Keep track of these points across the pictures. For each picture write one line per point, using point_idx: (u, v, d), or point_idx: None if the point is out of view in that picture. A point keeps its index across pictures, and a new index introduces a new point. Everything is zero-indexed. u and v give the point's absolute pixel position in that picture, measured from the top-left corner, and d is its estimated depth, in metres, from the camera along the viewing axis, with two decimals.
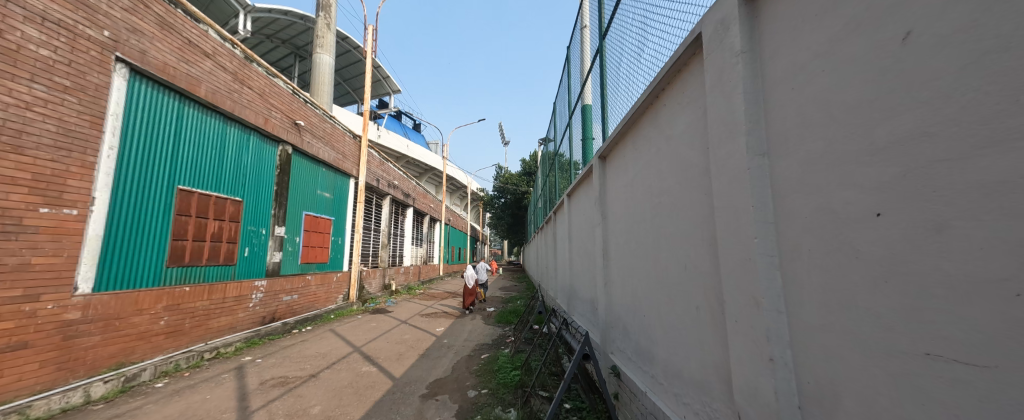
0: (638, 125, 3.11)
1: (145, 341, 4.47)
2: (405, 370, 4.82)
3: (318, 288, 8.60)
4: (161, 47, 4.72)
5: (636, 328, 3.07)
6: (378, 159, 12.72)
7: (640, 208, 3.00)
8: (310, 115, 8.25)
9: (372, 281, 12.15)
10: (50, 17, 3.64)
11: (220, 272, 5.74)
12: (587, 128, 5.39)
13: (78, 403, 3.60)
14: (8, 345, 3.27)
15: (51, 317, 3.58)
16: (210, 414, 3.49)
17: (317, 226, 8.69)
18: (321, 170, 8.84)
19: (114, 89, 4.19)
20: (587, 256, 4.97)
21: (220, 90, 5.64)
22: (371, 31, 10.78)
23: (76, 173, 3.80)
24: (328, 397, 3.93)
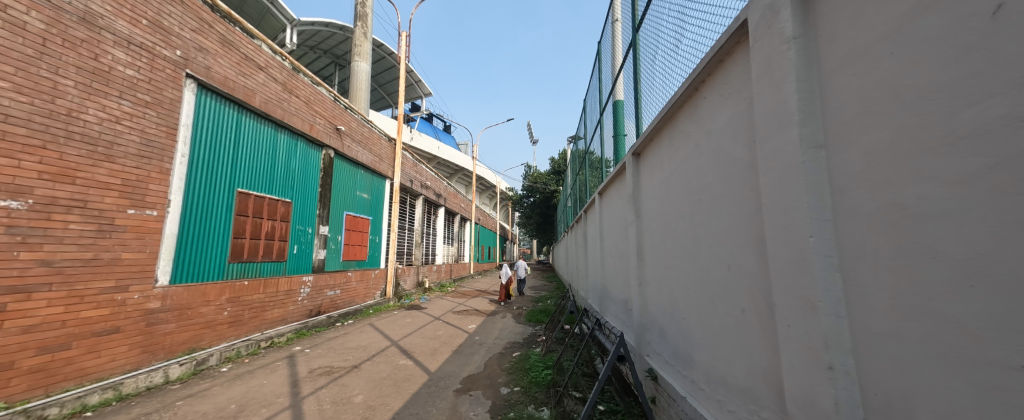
0: (675, 119, 2.98)
1: (211, 329, 4.96)
2: (440, 365, 4.96)
3: (358, 283, 9.08)
4: (222, 62, 5.20)
5: (674, 330, 2.95)
6: (411, 160, 13.17)
7: (678, 206, 2.89)
8: (350, 120, 8.73)
9: (406, 278, 12.64)
10: (135, 41, 4.11)
11: (272, 268, 6.22)
12: (619, 124, 5.24)
13: (160, 383, 4.08)
14: (105, 329, 3.77)
15: (136, 306, 4.06)
16: (268, 398, 3.80)
17: (356, 225, 9.16)
18: (359, 172, 9.32)
19: (185, 102, 4.69)
20: (619, 255, 4.86)
21: (271, 100, 6.12)
22: (404, 37, 11.20)
23: (156, 178, 4.28)
24: (369, 387, 4.14)
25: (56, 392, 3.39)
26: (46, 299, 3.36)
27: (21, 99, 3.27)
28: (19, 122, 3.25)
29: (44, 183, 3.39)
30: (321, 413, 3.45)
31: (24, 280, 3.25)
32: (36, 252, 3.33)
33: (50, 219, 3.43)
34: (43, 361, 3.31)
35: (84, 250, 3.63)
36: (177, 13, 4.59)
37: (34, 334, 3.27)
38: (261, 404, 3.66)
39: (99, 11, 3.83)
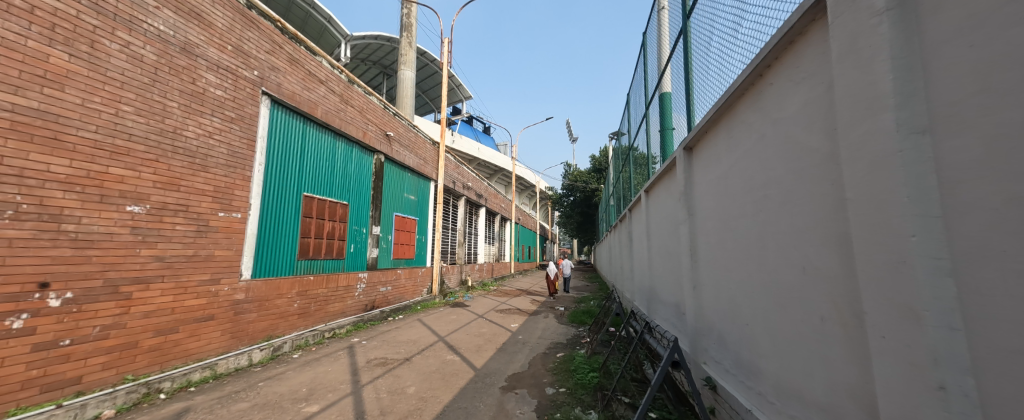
0: (735, 109, 2.76)
1: (285, 319, 5.54)
2: (485, 362, 5.07)
3: (407, 281, 9.58)
4: (291, 79, 5.78)
5: (735, 337, 2.74)
6: (453, 163, 13.63)
7: (738, 203, 2.67)
8: (398, 126, 9.24)
9: (450, 276, 13.10)
10: (223, 65, 4.70)
11: (332, 265, 6.77)
12: (667, 118, 4.97)
13: (246, 365, 4.68)
14: (203, 316, 4.36)
15: (226, 296, 4.66)
16: (332, 384, 4.15)
17: (404, 225, 9.67)
18: (407, 174, 9.83)
19: (261, 117, 5.28)
20: (669, 255, 4.62)
21: (331, 110, 6.68)
22: (446, 44, 11.62)
23: (239, 185, 4.87)
24: (420, 380, 4.35)
25: (169, 368, 3.97)
26: (160, 289, 3.91)
27: (141, 120, 3.78)
28: (139, 140, 3.75)
29: (157, 190, 3.91)
30: (379, 401, 3.69)
31: (144, 272, 3.77)
32: (153, 249, 3.85)
33: (162, 222, 3.95)
34: (159, 342, 3.90)
35: (187, 247, 4.20)
36: (253, 38, 5.17)
37: (151, 319, 3.83)
38: (327, 389, 3.99)
39: (195, 41, 4.39)
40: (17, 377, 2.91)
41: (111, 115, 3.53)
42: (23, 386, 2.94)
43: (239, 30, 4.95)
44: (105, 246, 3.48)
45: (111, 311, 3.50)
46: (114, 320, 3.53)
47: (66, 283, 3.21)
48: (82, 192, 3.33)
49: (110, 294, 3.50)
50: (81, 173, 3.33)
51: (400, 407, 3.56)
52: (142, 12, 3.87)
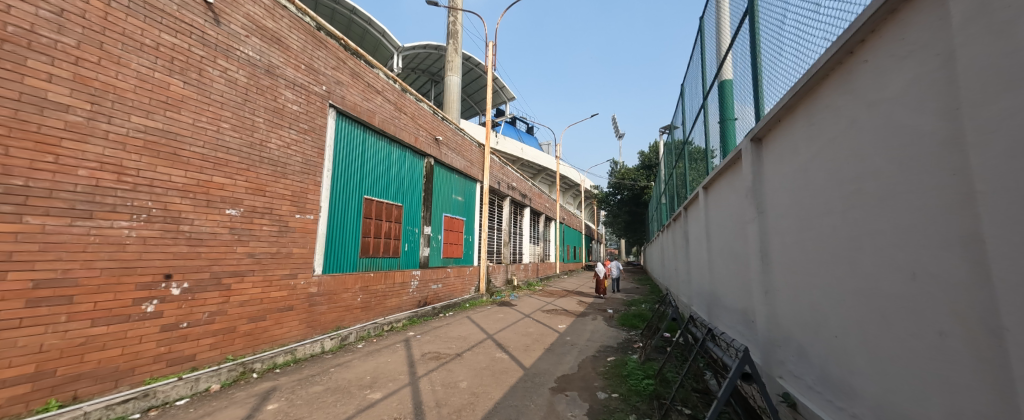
0: (818, 92, 2.43)
1: (350, 312, 6.05)
2: (534, 362, 5.07)
3: (456, 278, 9.94)
4: (352, 91, 6.31)
5: (820, 351, 2.43)
6: (498, 163, 13.87)
7: (822, 199, 2.35)
8: (446, 130, 9.64)
9: (496, 275, 13.32)
10: (298, 82, 5.26)
11: (389, 263, 7.25)
12: (728, 108, 4.57)
13: (320, 351, 5.20)
14: (284, 307, 4.91)
15: (302, 289, 5.20)
16: (392, 374, 4.44)
17: (453, 225, 10.04)
18: (455, 176, 10.21)
19: (328, 127, 5.83)
20: (734, 257, 4.24)
21: (387, 118, 7.17)
22: (491, 47, 11.86)
23: (312, 189, 5.41)
24: (471, 375, 4.48)
25: (259, 351, 4.54)
26: (252, 282, 4.48)
27: (235, 135, 4.35)
28: (234, 152, 4.32)
29: (248, 196, 4.48)
30: (435, 393, 3.85)
31: (239, 267, 4.35)
32: (246, 247, 4.42)
33: (253, 223, 4.52)
34: (251, 328, 4.47)
35: (272, 245, 4.76)
36: (322, 56, 5.72)
37: (245, 307, 4.41)
38: (389, 378, 4.27)
39: (277, 63, 4.96)
40: (149, 353, 3.49)
41: (213, 132, 4.11)
42: (154, 359, 3.52)
43: (310, 50, 5.51)
44: (211, 244, 4.05)
45: (216, 300, 4.09)
46: (219, 307, 4.11)
47: (184, 274, 3.80)
48: (195, 198, 3.91)
49: (215, 284, 4.08)
50: (193, 182, 3.89)
51: (454, 400, 3.68)
52: (236, 41, 4.45)
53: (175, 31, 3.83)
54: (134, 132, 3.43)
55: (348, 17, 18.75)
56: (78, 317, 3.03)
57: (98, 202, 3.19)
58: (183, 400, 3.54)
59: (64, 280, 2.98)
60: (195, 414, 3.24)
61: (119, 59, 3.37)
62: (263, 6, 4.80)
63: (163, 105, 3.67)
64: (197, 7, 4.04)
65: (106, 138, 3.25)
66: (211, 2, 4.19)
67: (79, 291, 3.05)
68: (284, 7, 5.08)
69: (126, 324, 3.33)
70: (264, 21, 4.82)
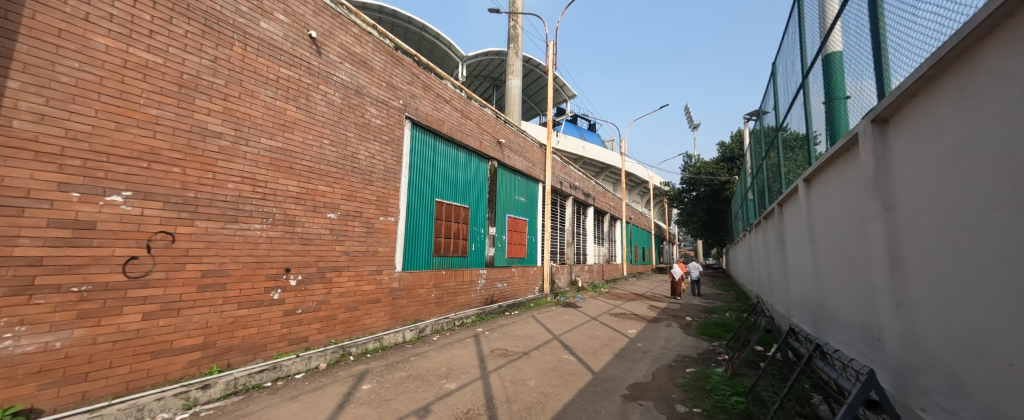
0: (972, 57, 1.92)
1: (425, 306, 6.57)
2: (603, 366, 4.89)
3: (520, 278, 10.12)
4: (424, 103, 6.87)
5: (982, 382, 1.91)
6: (560, 163, 13.77)
7: (983, 191, 1.85)
8: (509, 133, 9.90)
9: (559, 276, 13.21)
10: (380, 99, 5.90)
11: (459, 262, 7.68)
12: (837, 85, 3.87)
13: (402, 341, 5.74)
14: (372, 299, 5.53)
15: (387, 284, 5.80)
16: (465, 367, 4.69)
17: (516, 226, 10.23)
18: (517, 178, 10.42)
19: (405, 137, 6.42)
20: (851, 260, 3.55)
21: (454, 125, 7.63)
22: (551, 46, 11.84)
23: (393, 194, 6.00)
24: (539, 375, 4.51)
25: (355, 337, 5.19)
26: (347, 276, 5.14)
27: (333, 149, 5.04)
28: (332, 164, 4.99)
29: (344, 201, 5.14)
30: (504, 389, 3.95)
31: (338, 263, 5.02)
32: (342, 245, 5.09)
33: (347, 224, 5.19)
34: (347, 316, 5.11)
35: (362, 244, 5.41)
36: (399, 73, 6.31)
37: (343, 298, 5.07)
38: (462, 371, 4.52)
39: (364, 84, 5.63)
40: (276, 332, 4.22)
41: (317, 147, 4.81)
42: (279, 338, 4.26)
43: (390, 69, 6.12)
44: (317, 242, 4.74)
45: (321, 291, 4.78)
46: (323, 297, 4.80)
47: (299, 268, 4.51)
48: (305, 203, 4.62)
49: (320, 277, 4.77)
50: (303, 190, 4.61)
51: (524, 398, 3.74)
52: (333, 68, 5.15)
53: (289, 65, 4.57)
54: (263, 151, 4.18)
55: (419, 34, 20.48)
56: (229, 301, 3.80)
57: (240, 209, 3.94)
58: (301, 373, 4.22)
59: (221, 270, 3.75)
60: (310, 386, 3.84)
61: (252, 92, 4.13)
62: (352, 35, 5.48)
63: (282, 128, 4.40)
64: (305, 43, 4.77)
65: (245, 158, 4.01)
66: (315, 37, 4.91)
67: (230, 279, 3.81)
68: (369, 33, 5.74)
69: (261, 308, 4.08)
70: (354, 47, 5.50)
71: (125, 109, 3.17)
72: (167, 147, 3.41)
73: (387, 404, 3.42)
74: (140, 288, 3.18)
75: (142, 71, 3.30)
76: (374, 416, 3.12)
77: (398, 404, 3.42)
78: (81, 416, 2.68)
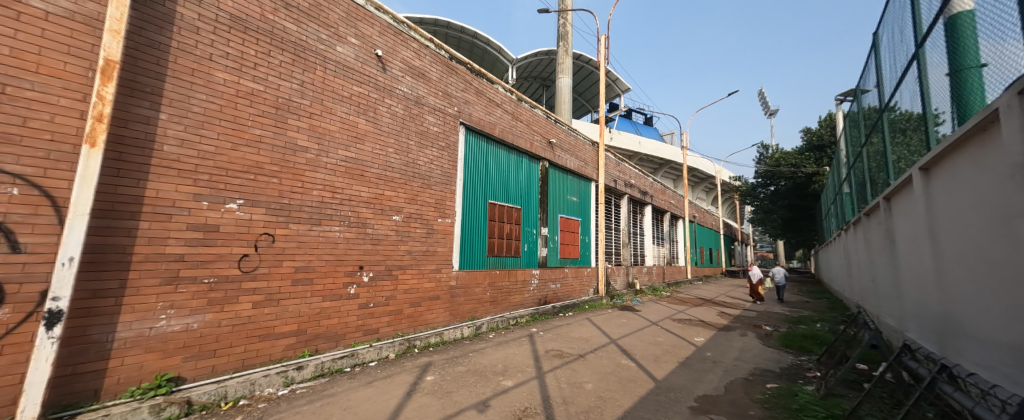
0: None
1: (481, 305, 6.80)
2: (666, 375, 4.58)
3: (574, 279, 9.96)
4: (477, 108, 7.13)
5: None
6: (613, 160, 13.28)
7: None
8: (559, 132, 9.82)
9: (616, 278, 12.71)
10: (437, 107, 6.26)
11: (512, 262, 7.81)
12: (968, 51, 3.16)
13: (460, 336, 6.01)
14: (433, 296, 5.88)
15: (445, 282, 6.13)
16: (520, 366, 4.73)
17: (569, 226, 10.10)
18: (569, 177, 10.29)
19: (459, 142, 6.72)
20: (991, 264, 2.86)
21: (506, 128, 7.79)
22: (602, 40, 11.49)
23: (449, 196, 6.32)
24: (596, 378, 4.39)
25: (418, 330, 5.56)
26: (411, 274, 5.53)
27: (397, 157, 5.47)
28: (396, 170, 5.42)
29: (406, 204, 5.54)
30: (561, 390, 3.92)
31: (402, 262, 5.42)
32: (406, 245, 5.49)
33: (410, 226, 5.59)
34: (411, 311, 5.51)
35: (423, 244, 5.78)
36: (454, 81, 6.65)
37: (408, 295, 5.47)
38: (518, 369, 4.59)
39: (423, 94, 6.02)
40: (353, 323, 4.70)
41: (384, 155, 5.26)
42: (356, 329, 4.74)
43: (445, 78, 6.47)
44: (384, 242, 5.18)
45: (389, 287, 5.22)
46: (390, 293, 5.22)
47: (370, 266, 4.97)
48: (374, 207, 5.07)
49: (388, 275, 5.19)
50: (373, 195, 5.06)
51: (581, 400, 3.67)
52: (396, 81, 5.58)
53: (360, 82, 5.06)
54: (339, 161, 4.68)
55: (471, 42, 21.31)
56: (316, 294, 4.33)
57: (323, 212, 4.47)
58: (374, 361, 4.65)
59: (309, 267, 4.28)
60: (381, 374, 4.21)
61: (331, 109, 4.65)
62: (412, 49, 5.89)
63: (354, 139, 4.89)
64: (372, 61, 5.24)
65: (326, 168, 4.53)
66: (381, 55, 5.37)
67: (315, 275, 4.33)
68: (427, 47, 6.13)
69: (340, 301, 4.58)
70: (414, 61, 5.91)
71: (237, 131, 3.78)
72: (268, 161, 4.00)
73: (449, 395, 3.61)
74: (250, 280, 3.77)
75: (249, 98, 3.90)
76: (438, 406, 3.32)
77: (459, 396, 3.59)
78: (211, 385, 3.27)
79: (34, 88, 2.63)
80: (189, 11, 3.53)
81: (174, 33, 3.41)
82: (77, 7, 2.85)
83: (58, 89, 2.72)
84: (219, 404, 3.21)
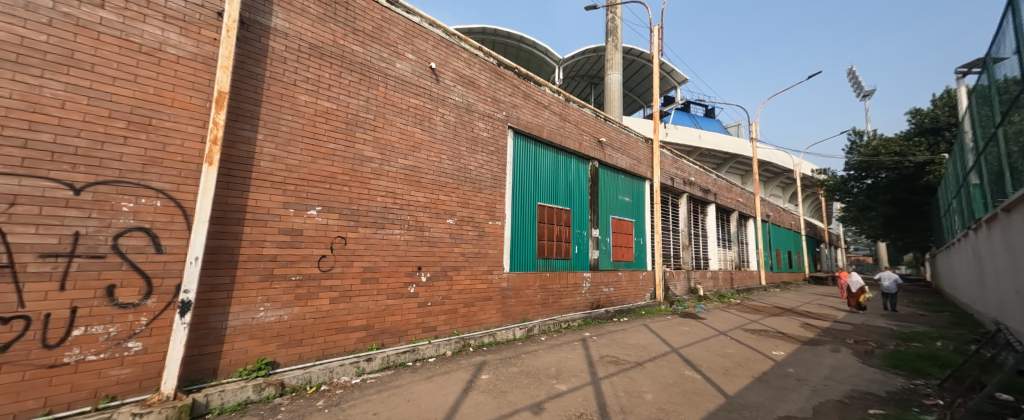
0: None
1: (532, 307, 6.82)
2: (739, 390, 4.16)
3: (629, 283, 9.51)
4: (525, 111, 7.20)
5: None
6: (670, 157, 12.46)
7: None
8: (610, 130, 9.50)
9: (675, 282, 11.87)
10: (487, 113, 6.44)
11: (562, 264, 7.72)
12: None
13: (513, 338, 6.08)
14: (485, 297, 6.04)
15: (497, 283, 6.25)
16: (574, 371, 4.63)
17: (622, 227, 9.70)
18: (621, 177, 9.89)
19: (508, 146, 6.84)
20: None
21: (553, 129, 7.74)
22: (656, 31, 10.88)
23: (499, 199, 6.44)
24: (657, 389, 4.14)
25: (473, 330, 5.75)
26: (464, 275, 5.75)
27: (450, 163, 5.73)
28: (449, 176, 5.68)
29: (459, 207, 5.78)
30: (618, 398, 3.76)
31: (457, 263, 5.66)
32: (460, 248, 5.72)
33: (463, 229, 5.81)
34: (465, 311, 5.71)
35: (476, 246, 5.97)
36: (502, 87, 6.80)
37: (462, 295, 5.69)
38: (571, 373, 4.50)
39: (473, 101, 6.24)
40: (413, 321, 5.01)
41: (438, 162, 5.56)
42: (416, 326, 5.04)
43: (494, 84, 6.65)
44: (440, 244, 5.45)
45: (445, 287, 5.47)
46: (446, 293, 5.47)
47: (428, 267, 5.26)
48: (431, 211, 5.37)
49: (443, 275, 5.46)
50: (429, 200, 5.37)
51: (641, 411, 3.47)
52: (448, 91, 5.87)
53: (416, 94, 5.40)
54: (399, 169, 5.04)
55: (517, 47, 21.61)
56: (381, 292, 4.70)
57: (386, 217, 4.84)
58: (433, 358, 4.90)
59: (375, 267, 4.66)
60: (440, 370, 4.42)
61: (391, 121, 5.04)
62: (463, 59, 6.15)
63: (412, 148, 5.24)
64: (427, 74, 5.57)
65: (388, 176, 4.91)
66: (434, 67, 5.69)
67: (380, 275, 4.70)
68: (476, 55, 6.37)
69: (402, 299, 4.91)
70: (465, 70, 6.17)
71: (315, 145, 4.26)
72: (340, 171, 4.44)
73: (504, 395, 3.67)
74: (328, 278, 4.22)
75: (325, 116, 4.38)
76: (493, 405, 3.38)
77: (514, 397, 3.62)
78: (299, 370, 3.72)
79: (170, 119, 3.23)
80: (278, 44, 4.08)
81: (267, 64, 3.96)
82: (198, 50, 3.47)
83: (186, 118, 3.32)
84: (306, 387, 3.64)
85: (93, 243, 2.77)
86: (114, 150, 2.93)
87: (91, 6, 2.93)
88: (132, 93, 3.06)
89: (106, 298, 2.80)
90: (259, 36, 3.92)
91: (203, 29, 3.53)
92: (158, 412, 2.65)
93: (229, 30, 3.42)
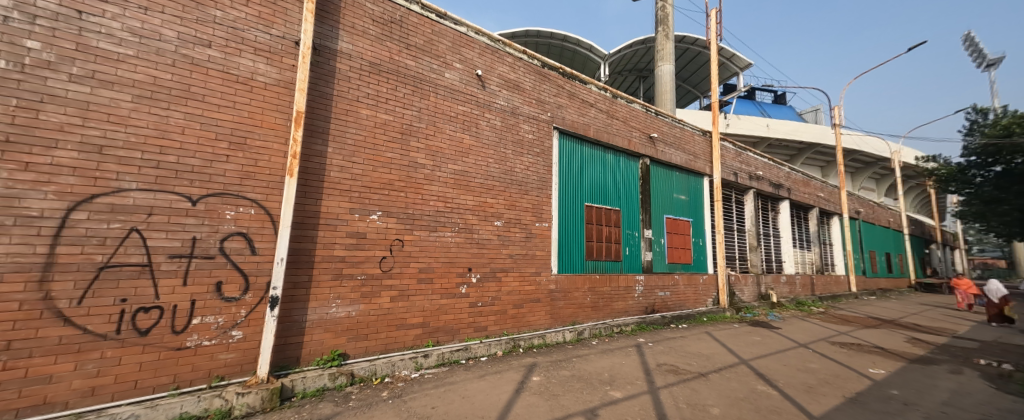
0: None
1: (582, 310, 6.67)
2: (826, 411, 3.65)
3: (687, 287, 8.87)
4: (570, 111, 7.10)
5: None
6: (732, 150, 11.40)
7: None
8: (662, 125, 8.97)
9: (743, 287, 10.79)
10: (532, 115, 6.47)
11: (613, 266, 7.45)
12: None
13: (563, 340, 6.01)
14: (534, 298, 6.04)
15: (546, 285, 6.22)
16: (629, 378, 4.42)
17: (677, 228, 9.10)
18: (676, 173, 9.28)
19: (554, 147, 6.80)
20: None
21: (600, 127, 7.52)
22: (713, 15, 10.04)
23: (546, 201, 6.42)
24: (725, 403, 3.79)
25: (522, 331, 5.79)
26: (513, 276, 5.81)
27: (497, 166, 5.85)
28: (496, 179, 5.80)
29: (506, 210, 5.87)
30: (680, 410, 3.51)
31: (506, 265, 5.75)
32: (508, 250, 5.80)
33: (511, 231, 5.89)
34: (515, 312, 5.77)
35: (524, 248, 6.01)
36: (547, 88, 6.79)
37: (511, 296, 5.75)
38: (626, 380, 4.32)
39: (518, 104, 6.31)
40: (465, 320, 5.18)
41: (486, 166, 5.70)
42: (468, 326, 5.21)
43: (539, 86, 6.65)
44: (489, 246, 5.58)
45: (495, 288, 5.57)
46: (496, 294, 5.57)
47: (478, 268, 5.42)
48: (480, 214, 5.53)
49: (493, 276, 5.57)
50: (478, 203, 5.53)
51: None
52: (494, 96, 6.00)
53: (464, 102, 5.61)
54: (449, 175, 5.27)
55: (562, 47, 21.41)
56: (435, 291, 4.93)
57: (438, 221, 5.08)
58: (485, 357, 5.02)
59: (429, 268, 4.91)
60: (491, 369, 4.52)
61: (441, 129, 5.29)
62: (507, 63, 6.26)
63: (461, 154, 5.45)
64: (474, 81, 5.76)
65: (439, 181, 5.15)
66: (481, 74, 5.86)
67: (434, 275, 4.94)
68: (520, 59, 6.43)
69: (454, 299, 5.10)
70: (509, 74, 6.26)
71: (375, 156, 4.62)
72: (397, 178, 4.76)
73: (556, 398, 3.63)
74: (388, 278, 4.54)
75: (383, 127, 4.73)
76: (546, 407, 3.36)
77: (566, 401, 3.57)
78: (366, 362, 4.05)
79: (260, 138, 3.72)
80: (343, 65, 4.50)
81: (334, 84, 4.39)
82: (281, 76, 3.96)
83: (272, 137, 3.80)
84: (372, 378, 3.95)
85: (206, 246, 3.29)
86: (219, 166, 3.46)
87: (202, 47, 3.51)
88: (232, 117, 3.59)
89: (216, 293, 3.30)
90: (328, 59, 4.36)
91: (284, 57, 4.01)
92: (255, 393, 3.04)
93: (304, 56, 3.86)
